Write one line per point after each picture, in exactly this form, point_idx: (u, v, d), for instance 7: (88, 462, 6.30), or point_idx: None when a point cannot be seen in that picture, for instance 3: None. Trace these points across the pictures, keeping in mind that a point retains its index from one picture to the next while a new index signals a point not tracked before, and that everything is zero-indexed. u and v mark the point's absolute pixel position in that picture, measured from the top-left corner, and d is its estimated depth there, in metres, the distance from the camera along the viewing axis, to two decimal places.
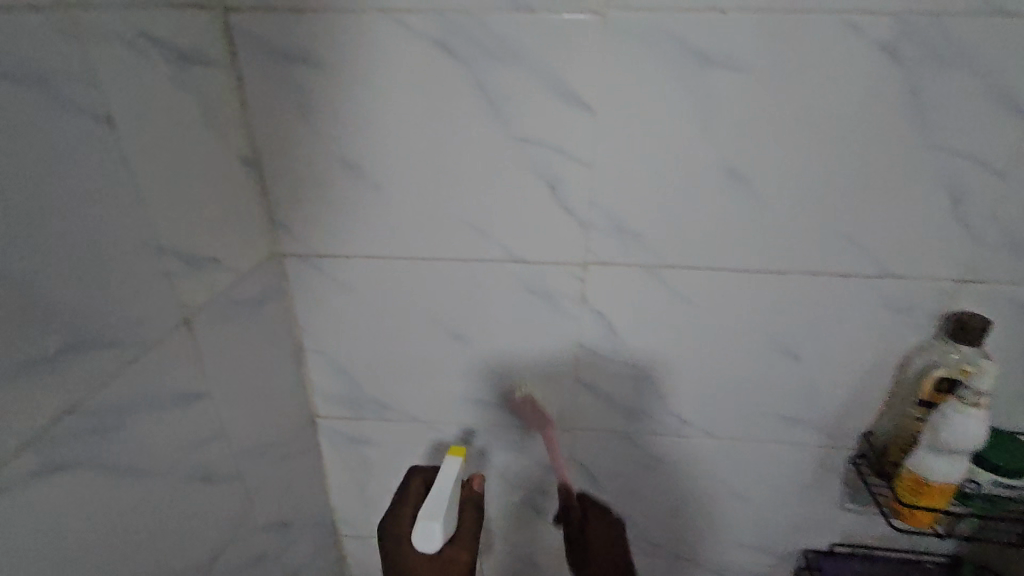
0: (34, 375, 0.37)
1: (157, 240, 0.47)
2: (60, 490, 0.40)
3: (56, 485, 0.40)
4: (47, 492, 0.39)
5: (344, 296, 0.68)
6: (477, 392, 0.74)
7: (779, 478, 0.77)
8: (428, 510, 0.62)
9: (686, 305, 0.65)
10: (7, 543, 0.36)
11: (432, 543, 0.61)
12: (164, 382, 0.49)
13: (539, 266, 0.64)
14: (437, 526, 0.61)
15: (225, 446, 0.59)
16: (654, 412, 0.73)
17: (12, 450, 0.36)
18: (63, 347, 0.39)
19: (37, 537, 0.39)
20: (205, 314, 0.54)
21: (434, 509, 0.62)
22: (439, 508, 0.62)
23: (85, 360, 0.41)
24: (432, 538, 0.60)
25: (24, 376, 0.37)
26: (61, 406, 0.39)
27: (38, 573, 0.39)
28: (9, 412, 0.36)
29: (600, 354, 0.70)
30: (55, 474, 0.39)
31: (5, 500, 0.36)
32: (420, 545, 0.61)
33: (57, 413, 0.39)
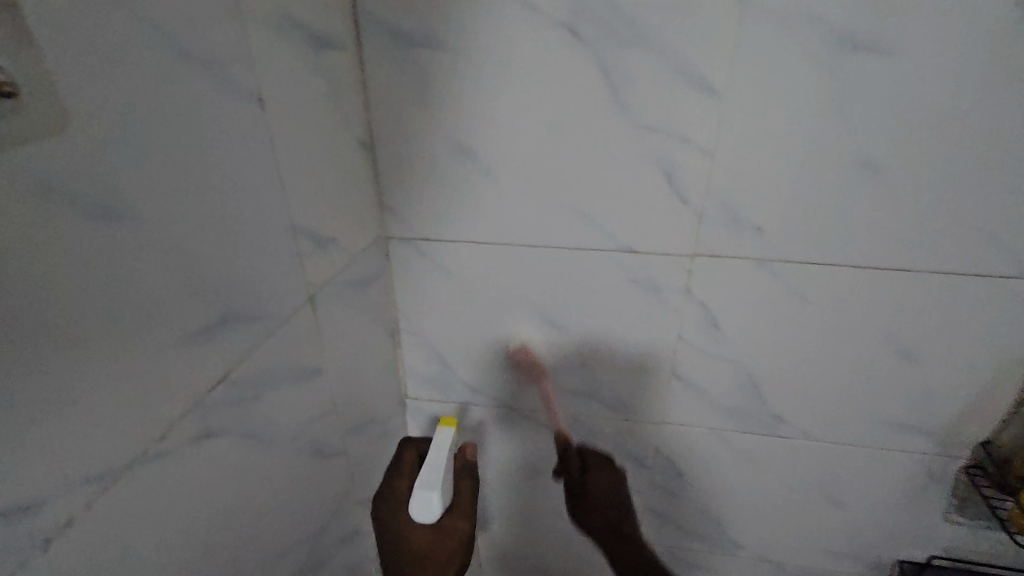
0: (198, 346, 0.39)
1: (293, 219, 0.49)
2: (213, 455, 0.42)
3: (210, 450, 0.42)
4: (204, 456, 0.41)
5: (443, 279, 0.69)
6: (568, 380, 0.74)
7: (879, 484, 0.74)
8: (424, 481, 0.62)
9: (797, 300, 0.63)
10: (174, 502, 0.39)
11: (431, 511, 0.61)
12: (293, 356, 0.51)
13: (645, 255, 0.63)
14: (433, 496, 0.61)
15: (335, 421, 0.61)
16: (751, 410, 0.71)
17: (180, 415, 0.38)
18: (221, 319, 0.41)
19: (195, 497, 0.41)
20: (326, 292, 0.55)
21: (430, 479, 0.62)
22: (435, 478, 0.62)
23: (237, 333, 0.43)
24: (432, 506, 0.61)
25: (192, 346, 0.38)
26: (217, 376, 0.41)
27: (195, 532, 0.41)
28: (178, 379, 0.38)
29: (700, 348, 0.68)
30: (210, 439, 0.41)
31: (173, 462, 0.38)
32: (418, 514, 0.61)
33: (214, 382, 0.41)
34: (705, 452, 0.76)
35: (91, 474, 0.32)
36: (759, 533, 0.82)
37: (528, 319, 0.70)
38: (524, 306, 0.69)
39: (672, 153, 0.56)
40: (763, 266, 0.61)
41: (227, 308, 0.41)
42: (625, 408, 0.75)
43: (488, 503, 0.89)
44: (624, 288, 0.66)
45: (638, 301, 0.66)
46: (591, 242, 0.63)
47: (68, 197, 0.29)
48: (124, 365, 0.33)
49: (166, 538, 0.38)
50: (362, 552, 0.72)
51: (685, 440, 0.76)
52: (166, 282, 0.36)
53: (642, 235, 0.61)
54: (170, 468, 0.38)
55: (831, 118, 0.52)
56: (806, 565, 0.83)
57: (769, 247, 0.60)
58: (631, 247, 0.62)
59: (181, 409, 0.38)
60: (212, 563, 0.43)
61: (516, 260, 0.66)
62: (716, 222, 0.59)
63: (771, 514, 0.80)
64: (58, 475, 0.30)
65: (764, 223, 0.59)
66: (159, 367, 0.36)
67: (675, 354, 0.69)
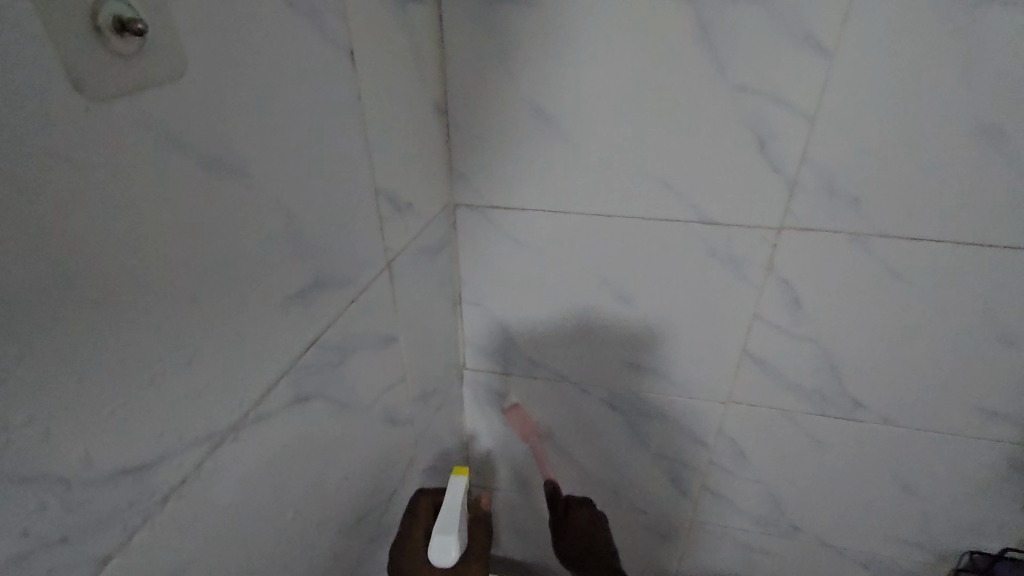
0: (292, 309, 0.38)
1: (375, 182, 0.47)
2: (303, 420, 0.41)
3: (301, 415, 0.41)
4: (296, 421, 0.41)
5: (510, 250, 0.67)
6: (633, 356, 0.72)
7: (956, 474, 0.71)
8: (439, 524, 0.54)
9: (890, 279, 0.59)
10: (269, 465, 0.38)
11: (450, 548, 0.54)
12: (371, 324, 0.50)
13: (727, 228, 0.60)
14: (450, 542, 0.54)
15: (404, 390, 0.60)
16: (826, 392, 0.68)
17: (276, 379, 0.37)
18: (311, 282, 0.40)
19: (287, 461, 0.40)
20: (401, 259, 0.54)
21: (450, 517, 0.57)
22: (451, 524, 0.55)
23: (325, 297, 0.42)
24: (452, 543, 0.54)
25: (287, 310, 0.37)
26: (307, 340, 0.40)
27: (286, 496, 0.41)
28: (275, 342, 0.37)
29: (776, 326, 0.65)
30: (301, 403, 0.41)
31: (269, 426, 0.37)
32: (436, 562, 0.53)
33: (304, 346, 0.40)
34: (771, 434, 0.74)
35: (202, 435, 0.32)
36: (820, 518, 0.80)
37: (595, 293, 0.68)
38: (593, 279, 0.67)
39: (769, 118, 0.53)
40: (856, 242, 0.57)
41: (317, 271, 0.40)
42: (691, 387, 0.73)
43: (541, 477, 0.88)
44: (700, 262, 0.63)
45: (715, 276, 0.63)
46: (670, 213, 0.60)
47: (189, 147, 0.28)
48: (229, 325, 0.32)
49: (264, 501, 0.38)
50: None
51: (751, 421, 0.74)
52: (267, 243, 0.34)
53: (726, 206, 0.58)
54: (268, 432, 0.37)
55: (950, 82, 0.48)
56: (868, 552, 0.81)
57: (865, 221, 0.56)
58: (714, 219, 0.59)
59: (276, 373, 0.37)
60: (299, 529, 0.43)
61: (588, 230, 0.64)
62: (810, 193, 0.56)
63: (836, 500, 0.77)
64: (174, 434, 0.30)
65: (862, 195, 0.55)
66: (258, 330, 0.35)
67: (748, 333, 0.66)
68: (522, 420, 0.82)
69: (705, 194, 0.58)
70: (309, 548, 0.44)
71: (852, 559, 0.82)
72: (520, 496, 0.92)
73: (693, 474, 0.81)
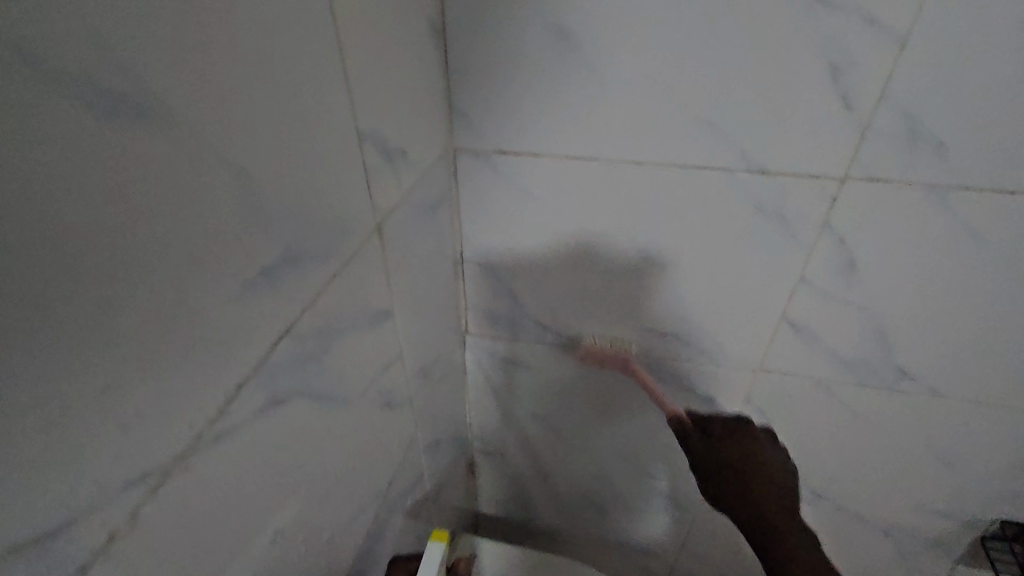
0: (255, 295, 0.30)
1: (358, 125, 0.37)
2: (278, 426, 0.34)
3: (275, 421, 0.33)
4: (269, 428, 0.33)
5: (519, 204, 0.58)
6: (656, 322, 0.65)
7: (1001, 446, 0.65)
8: None
9: (966, 238, 0.51)
10: (237, 488, 0.31)
11: None
12: (360, 300, 0.41)
13: (779, 179, 0.50)
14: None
15: (400, 369, 0.53)
16: (871, 362, 0.62)
17: (238, 386, 0.29)
18: (280, 259, 0.31)
19: (262, 477, 0.33)
20: (392, 219, 0.45)
21: None
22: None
23: (299, 276, 0.33)
24: None
25: (244, 297, 0.29)
26: (279, 332, 0.32)
27: (264, 517, 0.34)
28: (233, 341, 0.28)
29: (824, 291, 0.57)
30: (275, 407, 0.33)
31: (234, 442, 0.30)
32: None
33: (275, 339, 0.32)
34: (802, 404, 0.68)
35: (134, 473, 0.24)
36: (845, 488, 0.76)
37: (618, 253, 0.59)
38: (615, 237, 0.58)
39: (847, 40, 0.43)
40: (933, 194, 0.49)
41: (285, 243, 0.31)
42: (719, 355, 0.66)
43: (548, 444, 0.83)
44: (743, 218, 0.54)
45: (760, 235, 0.54)
46: (713, 160, 0.51)
47: (79, 79, 0.18)
48: (160, 329, 0.24)
49: (231, 529, 0.31)
50: (422, 499, 0.67)
51: (783, 391, 0.67)
52: (211, 213, 0.25)
53: (781, 151, 0.49)
54: (231, 449, 0.30)
55: None
56: (893, 520, 0.77)
57: (948, 169, 0.47)
58: (765, 168, 0.50)
59: (238, 379, 0.29)
60: (282, 548, 0.36)
61: (612, 181, 0.54)
62: (887, 135, 0.46)
63: (865, 471, 0.73)
64: (89, 481, 0.22)
65: (949, 139, 0.46)
66: (209, 329, 0.27)
67: (790, 298, 0.58)
68: (530, 388, 0.76)
69: (757, 138, 0.49)
70: (293, 565, 0.38)
71: (874, 526, 0.79)
72: (525, 463, 0.87)
73: None
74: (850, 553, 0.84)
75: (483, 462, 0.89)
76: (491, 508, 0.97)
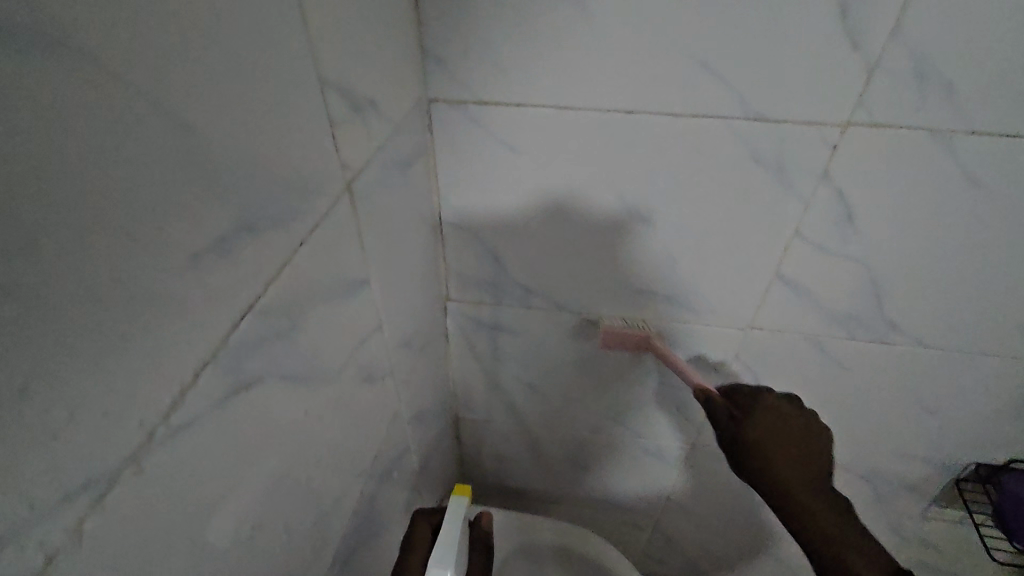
0: (208, 269, 0.25)
1: (321, 68, 0.33)
2: (247, 413, 0.30)
3: (243, 408, 0.30)
4: (237, 417, 0.29)
5: (501, 159, 0.54)
6: (647, 282, 0.62)
7: (982, 394, 0.66)
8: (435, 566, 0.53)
9: (967, 186, 0.49)
10: (203, 484, 0.27)
11: None
12: (332, 269, 0.38)
13: (780, 126, 0.47)
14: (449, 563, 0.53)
15: (380, 340, 0.49)
16: (861, 316, 0.61)
17: (195, 373, 0.26)
18: (235, 225, 0.27)
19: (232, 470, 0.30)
20: (364, 177, 0.41)
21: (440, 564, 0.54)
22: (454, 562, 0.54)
23: (259, 244, 0.29)
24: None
25: (196, 272, 0.25)
26: (240, 309, 0.28)
27: (237, 511, 0.31)
28: (184, 323, 0.24)
29: (820, 245, 0.55)
30: (241, 393, 0.29)
31: (194, 436, 0.26)
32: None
33: (237, 317, 0.28)
34: (791, 360, 0.67)
35: (74, 482, 0.20)
36: (829, 439, 0.76)
37: (608, 210, 0.56)
38: (605, 193, 0.55)
39: None
40: (938, 140, 0.46)
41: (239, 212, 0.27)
42: (710, 314, 0.64)
43: (534, 409, 0.81)
44: (740, 170, 0.51)
45: (757, 187, 0.51)
46: (710, 108, 0.47)
47: None
48: (82, 317, 0.19)
49: (206, 529, 0.28)
50: (408, 472, 0.65)
51: (773, 347, 0.66)
52: (144, 171, 0.21)
53: (784, 96, 0.45)
54: (195, 445, 0.26)
55: None
56: (873, 467, 0.79)
57: (956, 113, 0.45)
58: (765, 115, 0.47)
59: (195, 364, 0.26)
60: (260, 542, 0.34)
61: (602, 133, 0.50)
62: (895, 77, 0.43)
63: (849, 422, 0.73)
64: (7, 498, 0.18)
65: (959, 79, 0.43)
66: (153, 310, 0.23)
67: (785, 254, 0.56)
68: (515, 352, 0.73)
69: (757, 81, 0.45)
70: (274, 558, 0.35)
71: (855, 474, 0.81)
72: (511, 428, 0.86)
73: (700, 402, 0.76)
74: None
75: (468, 428, 0.87)
76: (476, 474, 0.96)
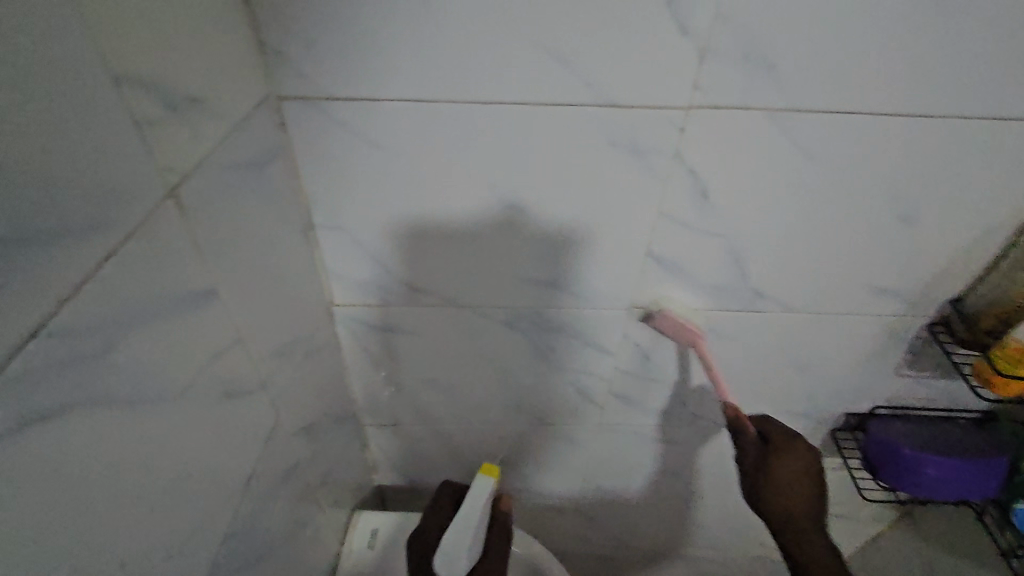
0: None
1: (115, 64, 0.30)
2: (50, 447, 0.27)
3: (43, 442, 0.27)
4: (34, 452, 0.27)
5: (364, 156, 0.52)
6: (529, 271, 0.63)
7: (841, 349, 0.73)
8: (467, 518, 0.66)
9: (802, 160, 0.53)
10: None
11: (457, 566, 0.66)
12: (158, 282, 0.35)
13: (629, 111, 0.49)
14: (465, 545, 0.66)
15: (242, 353, 0.47)
16: (730, 287, 0.65)
17: None
18: (7, 239, 0.24)
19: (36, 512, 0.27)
20: (195, 182, 0.38)
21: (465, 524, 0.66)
22: (469, 520, 0.66)
23: (43, 259, 0.26)
24: None
25: None
26: (22, 332, 0.25)
27: (49, 556, 0.28)
28: None
29: (683, 222, 0.58)
30: (37, 426, 0.27)
31: None
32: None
33: (19, 341, 0.25)
34: (675, 335, 0.71)
35: None
36: (718, 405, 0.81)
37: (480, 202, 0.56)
38: (475, 185, 0.54)
39: None
40: (771, 118, 0.50)
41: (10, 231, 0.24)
42: (595, 296, 0.66)
43: (439, 406, 0.81)
44: (600, 156, 0.52)
45: (617, 171, 0.53)
46: (562, 95, 0.48)
47: None
48: None
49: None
50: (302, 487, 0.63)
51: (658, 323, 0.69)
52: None
53: (628, 82, 0.47)
54: None
55: None
56: None
57: (783, 92, 0.48)
58: (614, 101, 0.48)
59: None
60: None
61: (462, 124, 0.50)
62: (725, 60, 0.46)
63: (734, 388, 0.78)
64: None
65: (780, 61, 0.46)
66: None
67: (653, 233, 0.59)
68: (411, 352, 0.72)
69: (602, 68, 0.46)
70: None
71: None
72: (419, 427, 0.85)
73: (598, 383, 0.78)
74: (727, 461, 0.92)
75: (375, 434, 0.86)
76: (390, 478, 0.94)
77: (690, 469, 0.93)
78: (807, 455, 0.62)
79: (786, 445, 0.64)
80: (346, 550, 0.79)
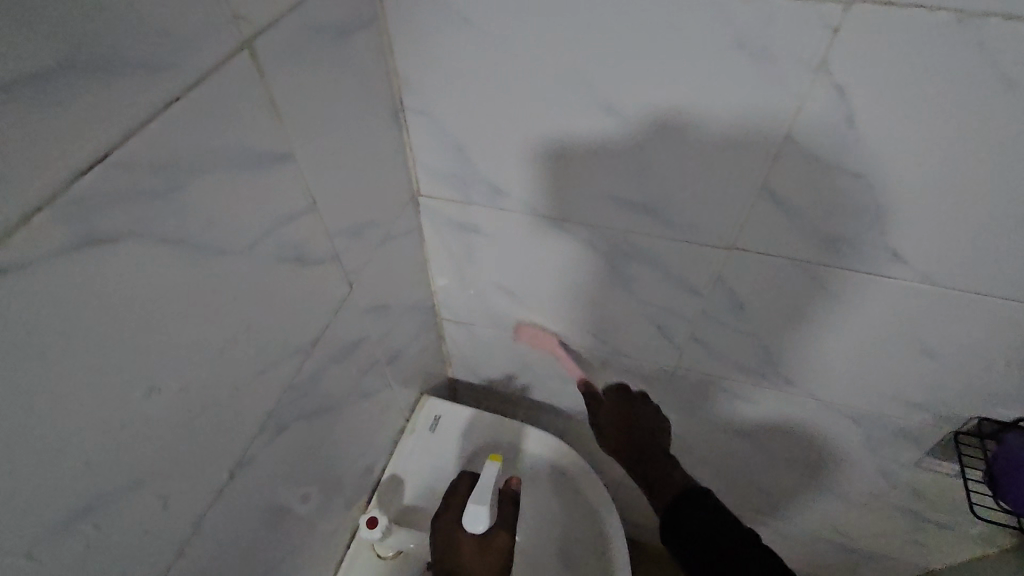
0: (51, 96, 0.25)
1: None
2: (128, 260, 0.31)
3: (131, 255, 0.31)
4: (122, 261, 0.31)
5: (458, 33, 0.50)
6: (618, 188, 0.58)
7: (993, 342, 0.59)
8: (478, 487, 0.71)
9: (998, 90, 0.40)
10: (115, 327, 0.31)
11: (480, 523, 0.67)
12: (240, 136, 0.37)
13: (770, 1, 0.40)
14: (483, 512, 0.67)
15: (319, 223, 0.48)
16: (858, 241, 0.54)
17: (57, 189, 0.26)
18: (92, 60, 0.26)
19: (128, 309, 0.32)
20: (279, 37, 0.38)
21: (479, 495, 0.69)
22: (483, 496, 0.69)
23: (133, 96, 0.29)
24: (479, 516, 0.67)
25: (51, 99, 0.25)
26: (107, 144, 0.28)
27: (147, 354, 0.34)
28: (24, 144, 0.24)
29: (817, 155, 0.48)
30: (114, 244, 0.30)
31: (95, 278, 0.29)
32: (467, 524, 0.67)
33: (104, 152, 0.28)
34: (779, 289, 0.62)
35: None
36: (816, 375, 0.72)
37: (576, 106, 0.51)
38: (572, 84, 0.50)
39: None
40: (962, 26, 0.38)
41: (52, 54, 0.24)
42: (687, 229, 0.59)
43: (512, 314, 0.81)
44: (722, 57, 0.44)
45: (741, 78, 0.45)
46: None
47: None
48: None
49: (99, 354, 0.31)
50: (369, 359, 0.66)
51: (760, 272, 0.61)
52: None
53: None
54: (94, 268, 0.29)
55: None
56: (861, 409, 0.74)
57: None
58: None
59: (46, 191, 0.26)
60: (165, 402, 0.36)
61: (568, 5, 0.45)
62: None
63: (838, 359, 0.68)
64: None
65: None
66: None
67: (772, 164, 0.50)
68: (489, 255, 0.72)
69: None
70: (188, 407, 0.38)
71: (841, 414, 0.76)
72: (493, 332, 0.86)
73: (680, 324, 0.72)
74: (811, 438, 0.83)
75: (450, 329, 0.89)
76: (465, 372, 0.98)
77: (769, 436, 0.85)
78: (648, 407, 0.79)
79: (625, 414, 0.78)
80: (410, 425, 0.85)
